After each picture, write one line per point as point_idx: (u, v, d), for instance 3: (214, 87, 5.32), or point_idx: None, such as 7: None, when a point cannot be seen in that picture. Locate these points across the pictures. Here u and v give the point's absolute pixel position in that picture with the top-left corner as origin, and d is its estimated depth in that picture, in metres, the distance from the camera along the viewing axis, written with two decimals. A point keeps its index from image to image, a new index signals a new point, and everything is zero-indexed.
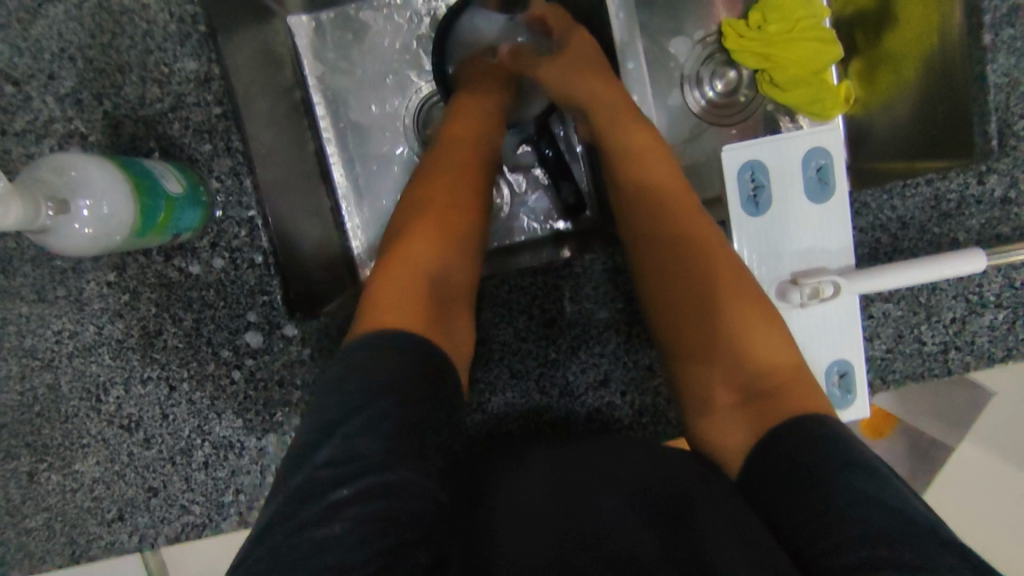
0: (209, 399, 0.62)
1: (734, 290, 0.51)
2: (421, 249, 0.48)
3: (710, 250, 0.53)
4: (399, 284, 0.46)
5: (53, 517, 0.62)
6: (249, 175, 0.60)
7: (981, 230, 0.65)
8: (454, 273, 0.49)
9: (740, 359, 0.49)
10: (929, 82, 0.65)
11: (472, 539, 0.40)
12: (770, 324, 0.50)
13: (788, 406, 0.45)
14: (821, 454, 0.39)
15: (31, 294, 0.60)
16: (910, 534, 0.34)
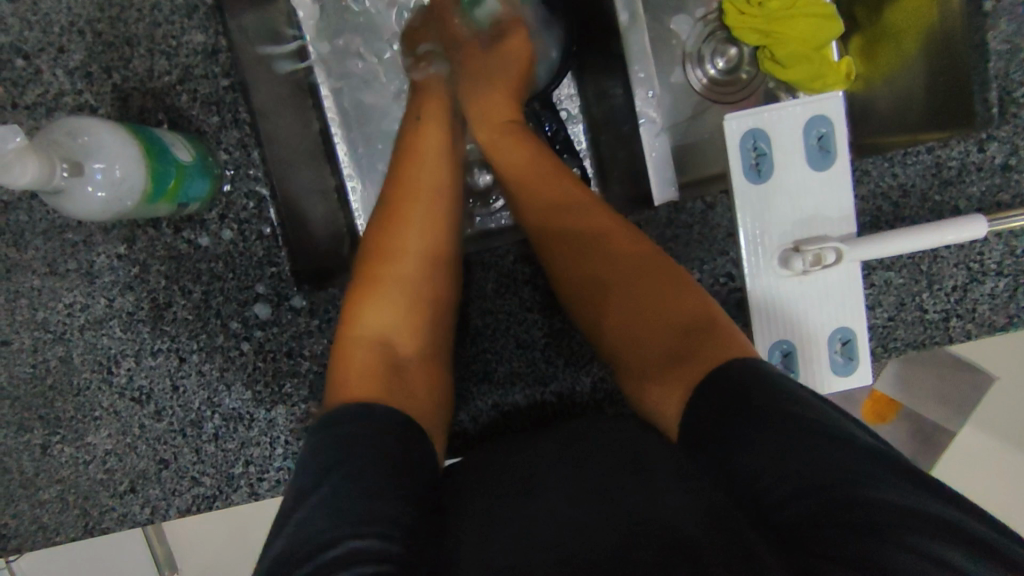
0: (219, 370, 0.62)
1: (661, 276, 0.52)
2: (368, 332, 0.51)
3: (632, 252, 0.54)
4: (357, 355, 0.49)
5: (66, 488, 0.63)
6: (257, 147, 0.61)
7: (982, 198, 0.66)
8: (403, 340, 0.52)
9: (670, 321, 0.49)
10: (932, 55, 0.65)
11: (477, 530, 0.41)
12: (697, 297, 0.50)
13: (715, 349, 0.45)
14: (780, 413, 0.38)
15: (43, 267, 0.61)
16: (871, 471, 0.34)
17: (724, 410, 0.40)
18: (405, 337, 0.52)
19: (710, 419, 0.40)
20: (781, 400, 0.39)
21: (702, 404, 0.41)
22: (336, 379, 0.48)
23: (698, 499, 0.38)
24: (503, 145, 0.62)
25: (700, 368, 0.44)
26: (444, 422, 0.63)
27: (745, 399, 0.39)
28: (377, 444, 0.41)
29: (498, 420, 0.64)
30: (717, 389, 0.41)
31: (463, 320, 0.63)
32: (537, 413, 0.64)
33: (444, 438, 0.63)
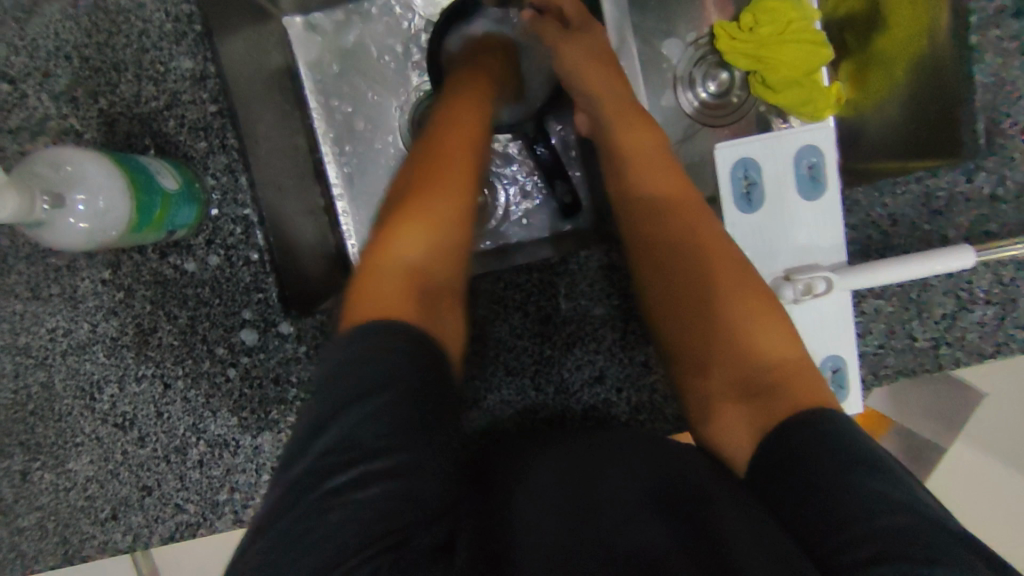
0: (204, 396, 0.61)
1: (737, 287, 0.52)
2: (402, 239, 0.47)
3: (715, 251, 0.53)
4: (387, 277, 0.45)
5: (46, 516, 0.62)
6: (245, 172, 0.60)
7: (971, 227, 0.66)
8: (432, 247, 0.48)
9: (740, 350, 0.49)
10: (917, 84, 0.66)
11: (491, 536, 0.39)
12: (781, 333, 0.50)
13: (791, 399, 0.45)
14: (828, 450, 0.40)
15: (25, 291, 0.60)
16: (923, 534, 0.35)
17: (802, 459, 0.40)
18: (430, 249, 0.48)
19: (775, 459, 0.42)
20: (859, 451, 0.39)
21: (789, 440, 0.42)
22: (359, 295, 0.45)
23: (747, 516, 0.39)
24: (615, 128, 0.61)
25: (782, 408, 0.45)
26: None
27: (837, 451, 0.39)
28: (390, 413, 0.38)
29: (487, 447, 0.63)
30: (804, 439, 0.41)
31: None
32: None
33: None
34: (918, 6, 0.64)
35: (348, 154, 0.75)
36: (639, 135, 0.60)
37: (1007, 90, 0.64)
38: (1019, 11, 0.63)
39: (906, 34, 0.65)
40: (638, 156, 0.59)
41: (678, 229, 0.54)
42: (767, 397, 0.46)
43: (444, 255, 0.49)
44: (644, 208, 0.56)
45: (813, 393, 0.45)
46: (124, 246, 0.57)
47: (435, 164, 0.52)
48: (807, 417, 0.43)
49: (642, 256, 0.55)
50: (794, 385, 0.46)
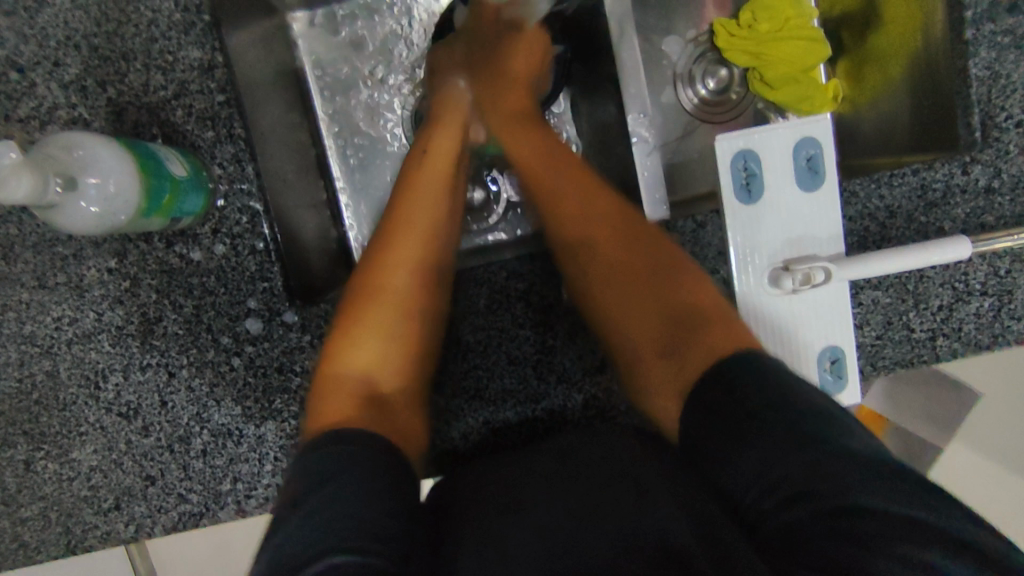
0: (209, 385, 0.62)
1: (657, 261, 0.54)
2: (355, 349, 0.51)
3: (620, 240, 0.57)
4: (342, 391, 0.48)
5: (49, 505, 0.62)
6: (251, 162, 0.60)
7: (967, 219, 0.66)
8: (391, 350, 0.53)
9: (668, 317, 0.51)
10: (914, 80, 0.68)
11: (485, 541, 0.41)
12: (696, 291, 0.52)
13: (704, 342, 0.48)
14: (727, 396, 0.42)
15: (32, 280, 0.60)
16: (853, 474, 0.35)
17: (744, 415, 0.40)
18: (388, 355, 0.52)
19: (719, 437, 0.41)
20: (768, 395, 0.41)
21: (709, 393, 0.43)
22: (319, 398, 0.49)
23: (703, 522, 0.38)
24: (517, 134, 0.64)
25: (690, 369, 0.47)
26: (435, 438, 0.63)
27: (747, 401, 0.41)
28: (354, 464, 0.40)
29: (488, 437, 0.64)
30: (719, 386, 0.43)
31: (455, 336, 0.63)
32: (528, 429, 0.64)
33: (435, 455, 0.63)
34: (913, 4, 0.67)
35: (353, 146, 0.75)
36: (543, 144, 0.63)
37: (1001, 83, 0.64)
38: (1012, 7, 0.63)
39: (903, 32, 0.69)
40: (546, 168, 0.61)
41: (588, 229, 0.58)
42: (682, 350, 0.49)
43: (407, 358, 0.53)
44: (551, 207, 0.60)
45: (726, 334, 0.48)
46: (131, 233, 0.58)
47: (412, 202, 0.59)
48: (731, 357, 0.45)
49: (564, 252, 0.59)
50: (704, 334, 0.48)
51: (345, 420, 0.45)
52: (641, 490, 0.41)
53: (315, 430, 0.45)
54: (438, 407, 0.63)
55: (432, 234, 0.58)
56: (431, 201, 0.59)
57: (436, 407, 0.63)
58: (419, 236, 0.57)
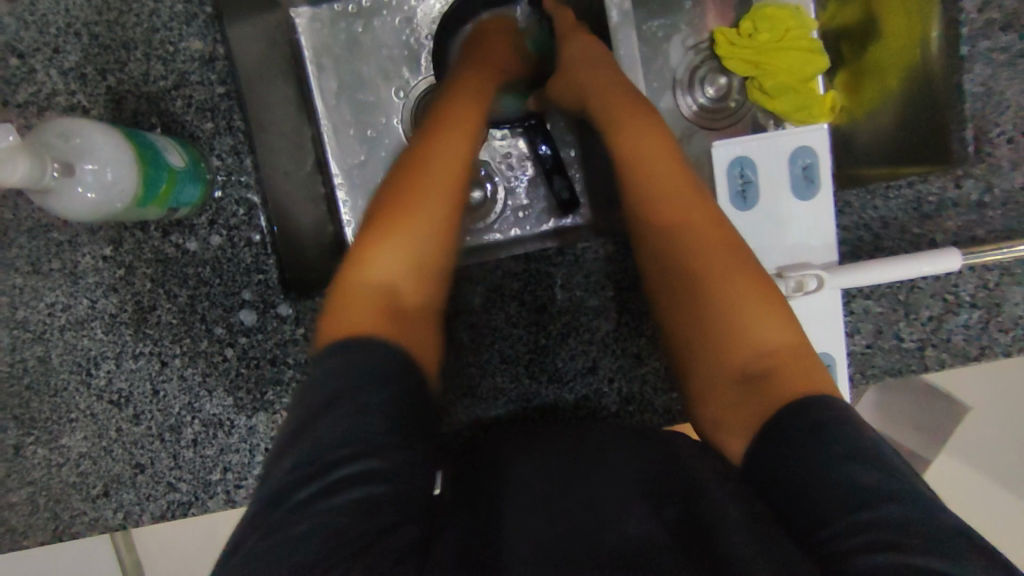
0: (201, 375, 0.62)
1: (756, 292, 0.52)
2: (382, 260, 0.50)
3: (720, 273, 0.54)
4: (364, 297, 0.48)
5: (37, 491, 0.63)
6: (249, 154, 0.60)
7: (959, 232, 0.66)
8: (418, 271, 0.51)
9: (750, 349, 0.51)
10: (909, 92, 0.69)
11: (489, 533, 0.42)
12: (788, 328, 0.51)
13: (785, 381, 0.47)
14: (811, 425, 0.43)
15: (25, 265, 0.60)
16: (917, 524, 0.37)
17: (816, 428, 0.42)
18: (411, 276, 0.50)
19: (775, 447, 0.43)
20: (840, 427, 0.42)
21: (791, 420, 0.44)
22: (341, 300, 0.49)
23: (755, 541, 0.39)
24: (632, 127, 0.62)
25: (770, 403, 0.46)
26: None
27: (822, 429, 0.42)
28: (378, 395, 0.42)
29: (480, 435, 0.64)
30: (806, 420, 0.43)
31: (448, 334, 0.63)
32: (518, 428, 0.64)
33: None
34: (911, 17, 0.67)
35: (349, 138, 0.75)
36: (647, 141, 0.60)
37: (996, 99, 0.65)
38: (1006, 25, 0.64)
39: (900, 45, 0.69)
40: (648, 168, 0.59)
41: (688, 239, 0.56)
42: (759, 380, 0.49)
43: (430, 286, 0.52)
44: (650, 223, 0.57)
45: (805, 374, 0.48)
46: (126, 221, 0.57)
47: (432, 135, 0.57)
48: (805, 405, 0.44)
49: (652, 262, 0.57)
50: (791, 373, 0.48)
51: (363, 332, 0.46)
52: (674, 492, 0.44)
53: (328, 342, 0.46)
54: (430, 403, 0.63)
55: (461, 171, 0.56)
56: (462, 136, 0.57)
57: None
58: (449, 162, 0.55)
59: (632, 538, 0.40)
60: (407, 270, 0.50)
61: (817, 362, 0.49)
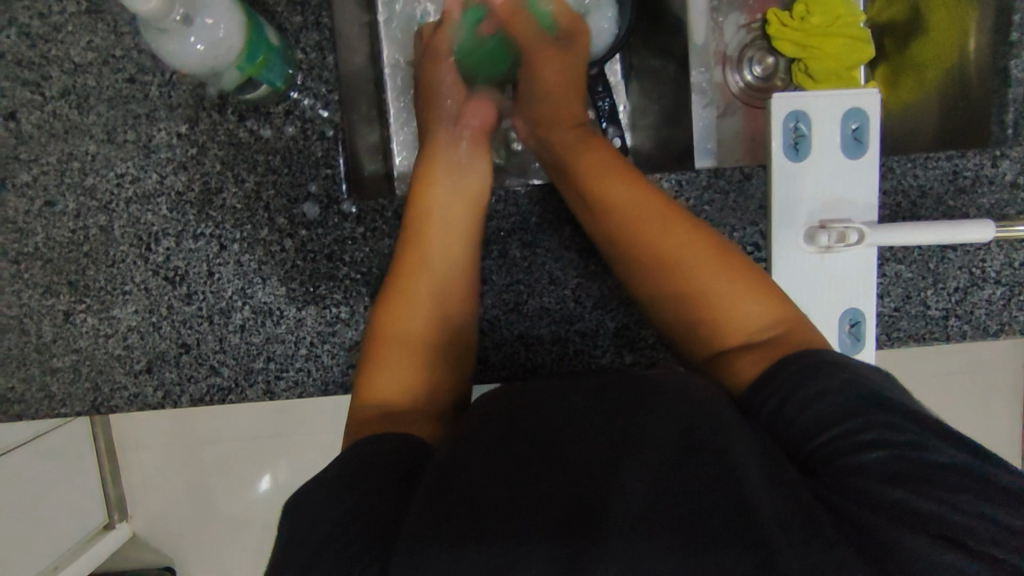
0: (257, 263, 0.63)
1: (714, 265, 0.55)
2: (383, 371, 0.55)
3: (711, 269, 0.55)
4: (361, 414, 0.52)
5: (81, 360, 0.63)
6: (332, 52, 0.63)
7: (990, 209, 0.70)
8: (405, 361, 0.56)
9: (755, 326, 0.52)
10: (947, 94, 0.75)
11: (497, 472, 0.42)
12: (769, 300, 0.53)
13: (786, 342, 0.50)
14: (807, 382, 0.44)
15: (101, 133, 0.62)
16: (932, 441, 0.40)
17: (804, 373, 0.45)
18: (405, 365, 0.56)
19: (796, 394, 0.45)
20: (829, 363, 0.45)
21: (787, 361, 0.47)
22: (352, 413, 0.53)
23: (763, 466, 0.40)
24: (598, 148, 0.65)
25: (768, 355, 0.50)
26: None
27: (806, 378, 0.45)
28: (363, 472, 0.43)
29: (520, 352, 0.66)
30: (809, 360, 0.46)
31: (502, 249, 0.65)
32: (559, 349, 0.66)
33: None
34: (956, 27, 0.74)
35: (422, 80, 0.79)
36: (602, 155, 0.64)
37: None
38: None
39: (943, 47, 0.75)
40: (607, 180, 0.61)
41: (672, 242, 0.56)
42: (765, 341, 0.51)
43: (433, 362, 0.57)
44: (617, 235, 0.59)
45: (804, 338, 0.50)
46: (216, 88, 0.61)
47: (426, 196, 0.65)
48: (800, 356, 0.47)
49: (630, 251, 0.58)
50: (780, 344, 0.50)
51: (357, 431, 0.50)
52: (685, 430, 0.42)
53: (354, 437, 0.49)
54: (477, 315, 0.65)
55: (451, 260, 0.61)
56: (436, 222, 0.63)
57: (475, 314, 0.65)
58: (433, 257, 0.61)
59: (648, 481, 0.40)
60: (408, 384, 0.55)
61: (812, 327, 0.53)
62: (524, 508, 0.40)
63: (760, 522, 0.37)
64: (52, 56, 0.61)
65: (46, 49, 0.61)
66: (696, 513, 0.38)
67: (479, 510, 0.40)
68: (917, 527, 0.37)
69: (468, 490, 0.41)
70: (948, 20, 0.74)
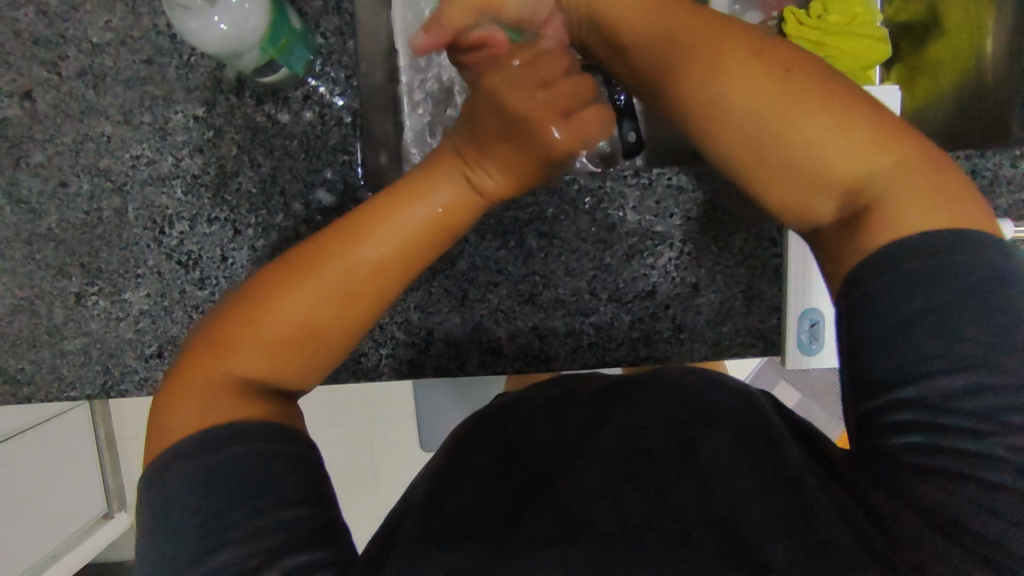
0: (271, 249, 0.62)
1: (805, 113, 0.43)
2: (243, 350, 0.43)
3: (806, 128, 0.43)
4: (205, 385, 0.42)
5: (92, 343, 0.63)
6: (353, 37, 0.62)
7: (1008, 210, 0.69)
8: (276, 348, 0.44)
9: (865, 179, 0.42)
10: (963, 96, 0.76)
11: (528, 470, 0.43)
12: (895, 141, 0.42)
13: (905, 194, 0.41)
14: (921, 268, 0.38)
15: (117, 114, 0.61)
16: (978, 428, 0.36)
17: (916, 244, 0.39)
18: (274, 350, 0.44)
19: (912, 300, 0.38)
20: (954, 246, 0.38)
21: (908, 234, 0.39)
22: (193, 370, 0.43)
23: (760, 475, 0.40)
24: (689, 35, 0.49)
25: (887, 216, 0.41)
26: (481, 334, 0.65)
27: (924, 252, 0.38)
28: (281, 466, 0.39)
29: (534, 343, 0.65)
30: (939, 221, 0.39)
31: (519, 240, 0.65)
32: (573, 341, 0.66)
33: (479, 350, 0.65)
34: (972, 31, 0.75)
35: None
36: (695, 28, 0.49)
37: None
38: None
39: (956, 50, 0.76)
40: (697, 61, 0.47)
41: (755, 114, 0.45)
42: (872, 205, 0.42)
43: (306, 353, 0.45)
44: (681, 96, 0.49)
45: (930, 190, 0.41)
46: (239, 73, 0.60)
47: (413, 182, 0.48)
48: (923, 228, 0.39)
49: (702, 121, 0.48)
50: (893, 198, 0.41)
51: (213, 407, 0.41)
52: (689, 440, 0.43)
53: (183, 411, 0.42)
54: (491, 305, 0.65)
55: (385, 274, 0.46)
56: (401, 230, 0.46)
57: (489, 304, 0.65)
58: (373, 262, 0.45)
59: (651, 489, 0.39)
60: (268, 366, 0.44)
61: (948, 174, 0.42)
62: (533, 507, 0.40)
63: (752, 535, 0.36)
64: (70, 35, 0.61)
65: (64, 28, 0.61)
66: (697, 523, 0.37)
67: (500, 505, 0.41)
68: (943, 531, 0.34)
69: (490, 483, 0.43)
70: (965, 23, 0.76)
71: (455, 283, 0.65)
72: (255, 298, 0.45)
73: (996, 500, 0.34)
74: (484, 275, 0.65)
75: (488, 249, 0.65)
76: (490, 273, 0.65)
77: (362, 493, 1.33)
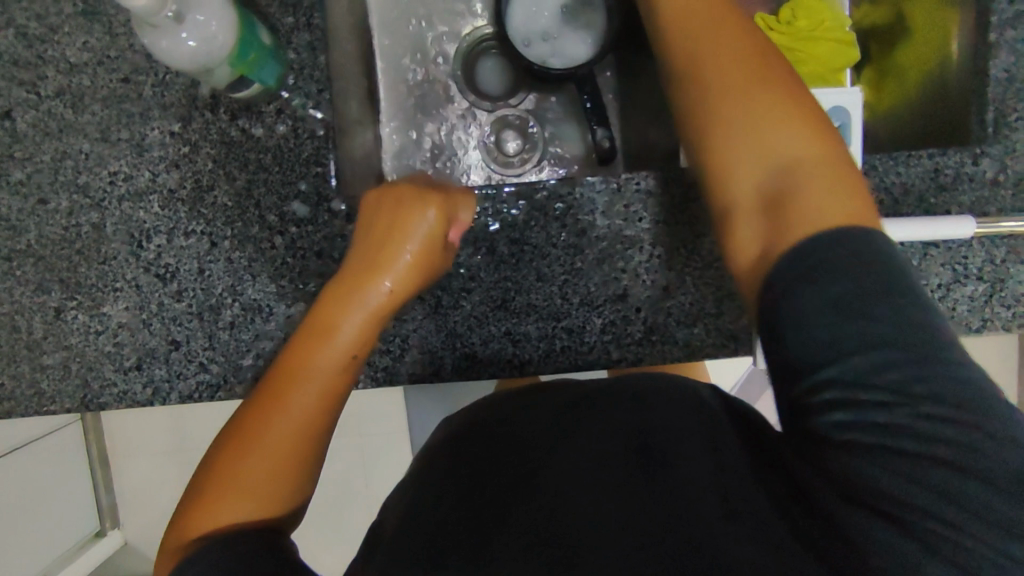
0: (247, 260, 0.63)
1: (770, 100, 0.47)
2: (231, 495, 0.48)
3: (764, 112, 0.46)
4: (206, 527, 0.47)
5: (71, 356, 0.64)
6: (324, 52, 0.64)
7: (972, 206, 0.71)
8: (259, 490, 0.49)
9: (799, 177, 0.44)
10: (929, 95, 0.76)
11: (498, 493, 0.45)
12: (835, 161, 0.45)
13: (832, 202, 0.42)
14: (862, 272, 0.39)
15: (95, 132, 0.63)
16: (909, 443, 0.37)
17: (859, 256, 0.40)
18: (261, 487, 0.49)
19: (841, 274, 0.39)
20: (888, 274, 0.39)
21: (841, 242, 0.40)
22: (193, 517, 0.48)
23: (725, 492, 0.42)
24: (699, 14, 0.52)
25: (816, 212, 0.42)
26: (457, 341, 0.66)
27: (867, 264, 0.39)
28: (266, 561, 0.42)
29: (508, 348, 0.66)
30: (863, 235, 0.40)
31: (490, 246, 0.66)
32: (546, 346, 0.66)
33: (454, 357, 0.66)
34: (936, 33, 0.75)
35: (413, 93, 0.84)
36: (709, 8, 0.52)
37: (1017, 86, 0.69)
38: None
39: (923, 51, 0.77)
40: (700, 34, 0.51)
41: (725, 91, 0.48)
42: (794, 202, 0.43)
43: (288, 477, 0.50)
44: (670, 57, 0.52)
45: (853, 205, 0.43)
46: (212, 88, 0.62)
47: (348, 297, 0.55)
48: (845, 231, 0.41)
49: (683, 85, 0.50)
50: (807, 200, 0.43)
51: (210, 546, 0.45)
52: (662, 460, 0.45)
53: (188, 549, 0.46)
54: (464, 312, 0.66)
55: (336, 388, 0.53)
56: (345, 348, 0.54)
57: (462, 311, 0.66)
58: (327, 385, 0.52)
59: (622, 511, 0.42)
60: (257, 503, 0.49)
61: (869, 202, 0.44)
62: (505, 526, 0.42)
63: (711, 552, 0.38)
64: (48, 56, 0.62)
65: (43, 50, 0.62)
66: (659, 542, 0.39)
67: (475, 521, 0.43)
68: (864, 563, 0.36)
69: (466, 504, 0.45)
70: (930, 26, 0.76)
71: (429, 290, 0.65)
72: (209, 483, 0.49)
73: (930, 503, 0.36)
74: (456, 281, 0.66)
75: (460, 256, 0.66)
76: (462, 280, 0.66)
77: (353, 508, 1.31)
